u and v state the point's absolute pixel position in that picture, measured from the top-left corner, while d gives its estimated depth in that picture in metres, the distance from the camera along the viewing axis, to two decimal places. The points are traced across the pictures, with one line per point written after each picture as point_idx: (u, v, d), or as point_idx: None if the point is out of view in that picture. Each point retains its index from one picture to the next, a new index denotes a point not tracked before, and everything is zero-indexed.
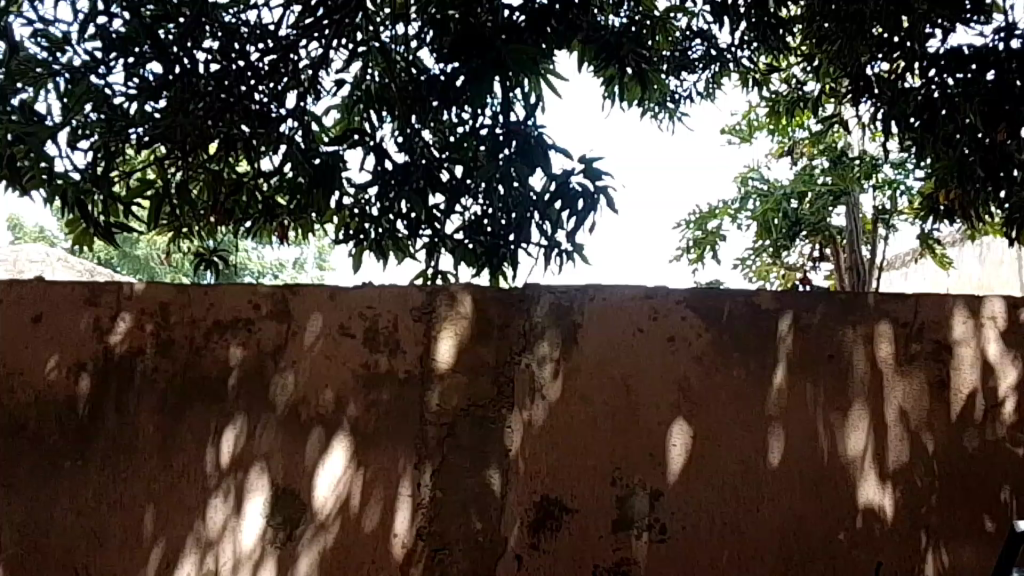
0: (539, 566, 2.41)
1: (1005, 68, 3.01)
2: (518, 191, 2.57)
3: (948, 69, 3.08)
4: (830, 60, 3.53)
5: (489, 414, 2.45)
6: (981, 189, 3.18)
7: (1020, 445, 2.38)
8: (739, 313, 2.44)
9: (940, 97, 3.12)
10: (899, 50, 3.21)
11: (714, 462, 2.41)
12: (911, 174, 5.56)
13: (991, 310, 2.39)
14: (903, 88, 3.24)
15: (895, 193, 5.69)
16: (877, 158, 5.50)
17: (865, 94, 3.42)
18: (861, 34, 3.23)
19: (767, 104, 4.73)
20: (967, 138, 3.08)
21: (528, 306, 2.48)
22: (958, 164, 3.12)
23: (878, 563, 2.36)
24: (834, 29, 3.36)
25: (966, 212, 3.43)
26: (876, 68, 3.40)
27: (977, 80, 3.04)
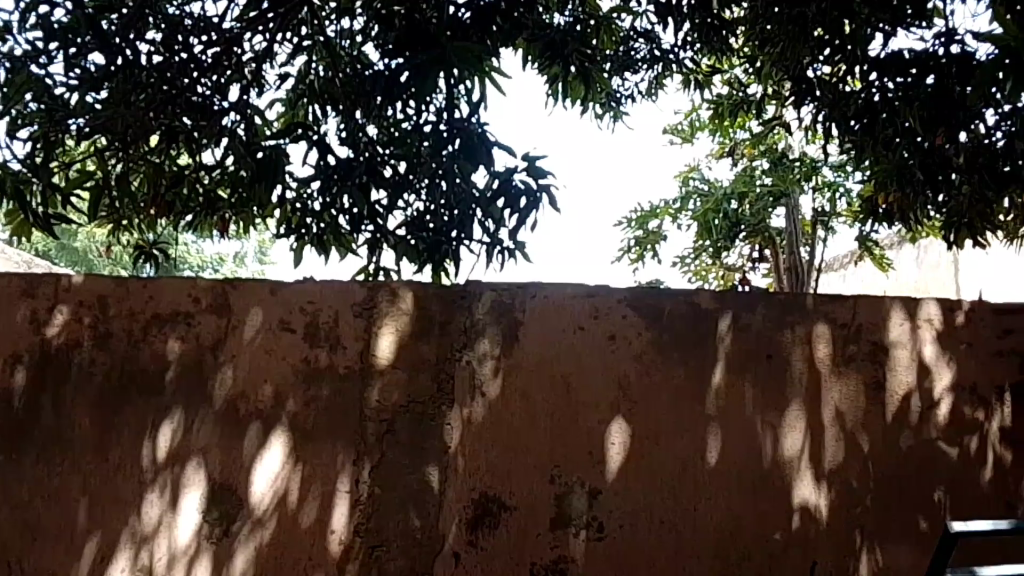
0: (476, 565, 2.33)
1: (944, 73, 3.13)
2: (460, 188, 2.69)
3: (888, 73, 3.22)
4: (772, 62, 3.53)
5: (428, 411, 2.35)
6: (915, 191, 3.43)
7: (954, 445, 2.36)
8: (680, 313, 2.38)
9: (880, 101, 3.27)
10: (841, 53, 3.27)
11: (652, 462, 2.34)
12: (851, 177, 5.68)
13: (927, 313, 2.38)
14: (844, 92, 3.40)
15: (834, 196, 5.82)
16: (817, 160, 5.66)
17: (808, 96, 3.54)
18: (802, 35, 3.27)
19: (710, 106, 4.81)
20: (906, 142, 3.29)
21: (470, 303, 2.39)
22: (898, 168, 3.35)
23: (813, 563, 2.32)
24: (777, 31, 3.36)
25: (903, 215, 3.63)
26: (815, 72, 3.51)
27: (917, 85, 3.18)
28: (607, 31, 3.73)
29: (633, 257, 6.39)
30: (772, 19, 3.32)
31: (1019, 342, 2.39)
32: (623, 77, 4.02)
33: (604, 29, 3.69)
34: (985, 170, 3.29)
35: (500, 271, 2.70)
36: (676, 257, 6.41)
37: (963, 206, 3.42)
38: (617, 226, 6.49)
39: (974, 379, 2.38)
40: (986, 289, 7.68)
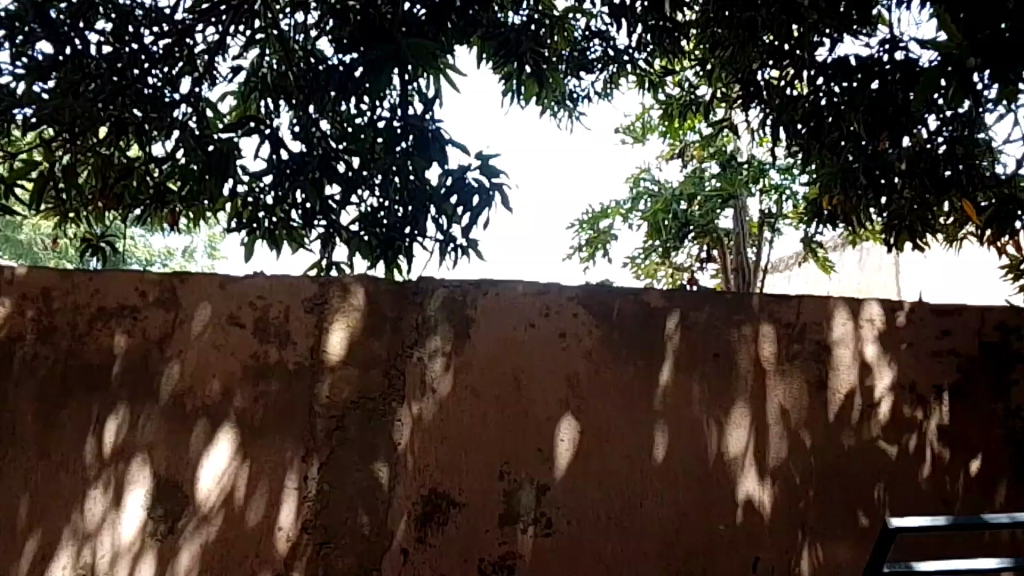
0: (423, 564, 2.20)
1: (888, 79, 3.24)
2: (414, 185, 2.78)
3: (834, 77, 3.34)
4: (721, 65, 3.64)
5: (379, 407, 2.23)
6: (863, 194, 3.48)
7: (894, 444, 2.32)
8: (629, 313, 2.32)
9: (826, 105, 3.39)
10: (788, 59, 3.47)
11: (600, 459, 2.26)
12: (796, 180, 5.66)
13: (869, 312, 2.35)
14: (791, 95, 3.56)
15: (782, 198, 5.80)
16: (764, 163, 5.74)
17: (755, 98, 3.72)
18: (752, 40, 3.39)
19: (662, 107, 4.90)
20: (851, 145, 3.41)
21: (422, 299, 2.28)
22: (843, 171, 3.45)
23: (755, 558, 2.27)
24: (725, 35, 3.48)
25: (847, 217, 3.68)
26: (764, 75, 3.67)
27: (862, 88, 3.27)
28: (562, 31, 3.76)
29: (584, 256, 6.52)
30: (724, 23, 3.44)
31: (956, 344, 2.35)
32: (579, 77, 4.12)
33: (558, 27, 3.68)
34: (927, 175, 3.41)
35: (453, 268, 2.83)
36: (625, 257, 6.46)
37: (903, 210, 3.50)
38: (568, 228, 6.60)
39: (913, 378, 2.35)
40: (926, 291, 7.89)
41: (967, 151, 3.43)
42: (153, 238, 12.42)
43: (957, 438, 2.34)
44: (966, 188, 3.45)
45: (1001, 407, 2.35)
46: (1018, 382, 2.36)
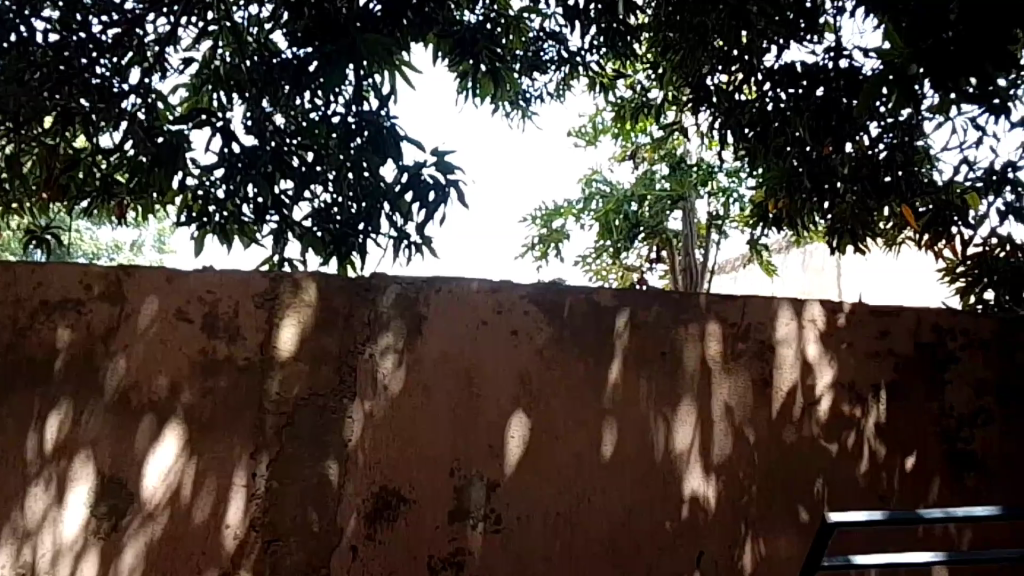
0: (373, 561, 2.16)
1: (832, 86, 3.43)
2: (369, 181, 2.82)
3: (782, 83, 3.51)
4: (673, 69, 3.82)
5: (329, 403, 2.17)
6: (807, 197, 3.61)
7: (833, 441, 2.38)
8: (580, 310, 2.33)
9: (773, 111, 3.57)
10: (737, 63, 3.60)
11: (548, 456, 2.27)
12: (742, 183, 5.87)
13: (811, 312, 2.41)
14: (739, 100, 3.69)
15: (729, 201, 5.99)
16: (712, 166, 5.86)
17: (704, 103, 3.81)
18: (702, 44, 3.57)
19: (614, 108, 5.00)
20: (796, 151, 3.56)
21: (375, 296, 2.24)
22: (789, 174, 3.57)
23: (700, 553, 2.30)
24: (678, 39, 3.67)
25: (793, 220, 3.76)
26: (714, 80, 3.78)
27: (808, 95, 3.48)
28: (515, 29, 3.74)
29: (538, 255, 6.61)
30: (676, 27, 3.62)
31: (893, 345, 2.43)
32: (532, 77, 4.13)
33: (513, 27, 3.73)
34: (868, 181, 3.57)
35: (407, 265, 2.87)
36: (578, 257, 6.54)
37: (845, 214, 3.68)
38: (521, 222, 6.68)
39: (852, 377, 2.41)
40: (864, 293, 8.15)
41: (907, 157, 3.56)
42: (99, 230, 12.15)
43: (894, 435, 2.41)
44: (905, 194, 3.61)
45: (935, 405, 2.43)
46: (952, 381, 2.44)
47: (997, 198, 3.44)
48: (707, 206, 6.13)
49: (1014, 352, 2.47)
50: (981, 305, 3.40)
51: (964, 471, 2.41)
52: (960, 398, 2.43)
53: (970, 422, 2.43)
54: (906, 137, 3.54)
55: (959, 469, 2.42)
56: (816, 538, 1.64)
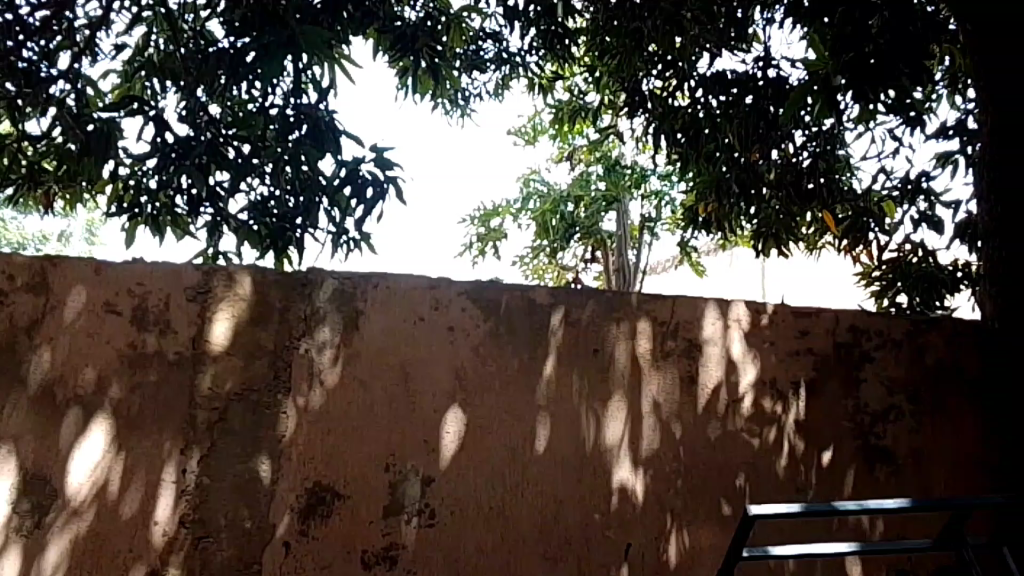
0: (306, 556, 2.12)
1: (760, 94, 3.65)
2: (307, 175, 2.80)
3: (714, 91, 3.71)
4: (610, 72, 3.95)
5: (263, 398, 2.12)
6: (733, 202, 3.86)
7: (756, 436, 2.45)
8: (516, 307, 2.34)
9: (704, 118, 3.78)
10: (671, 69, 3.78)
11: (483, 450, 2.27)
12: (674, 187, 6.16)
13: (736, 312, 2.48)
14: (673, 105, 3.86)
15: (661, 204, 6.25)
16: (645, 171, 6.12)
17: (640, 107, 3.98)
18: (636, 50, 3.64)
19: (551, 110, 5.13)
20: (725, 157, 3.78)
21: (310, 291, 2.20)
22: (717, 179, 3.81)
23: (627, 545, 2.34)
24: (614, 44, 3.73)
25: (721, 223, 4.00)
26: (649, 85, 3.94)
27: (737, 102, 3.68)
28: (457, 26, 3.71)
29: (475, 253, 6.67)
30: (614, 33, 3.68)
31: (812, 344, 2.52)
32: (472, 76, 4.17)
33: (456, 28, 3.69)
34: (792, 187, 3.81)
35: (344, 260, 2.88)
36: (515, 257, 6.65)
37: (771, 218, 3.92)
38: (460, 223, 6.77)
39: (774, 374, 2.49)
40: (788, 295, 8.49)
41: (829, 165, 3.81)
42: (25, 220, 11.70)
43: (812, 431, 2.49)
44: (828, 200, 3.84)
45: (851, 403, 2.52)
46: (867, 380, 2.54)
47: (912, 208, 3.89)
48: (640, 208, 6.35)
49: (923, 352, 2.58)
50: (894, 308, 3.87)
51: (877, 466, 2.51)
52: (874, 396, 2.53)
53: (882, 419, 2.53)
54: (827, 146, 3.79)
55: (872, 462, 2.51)
56: (738, 530, 1.71)
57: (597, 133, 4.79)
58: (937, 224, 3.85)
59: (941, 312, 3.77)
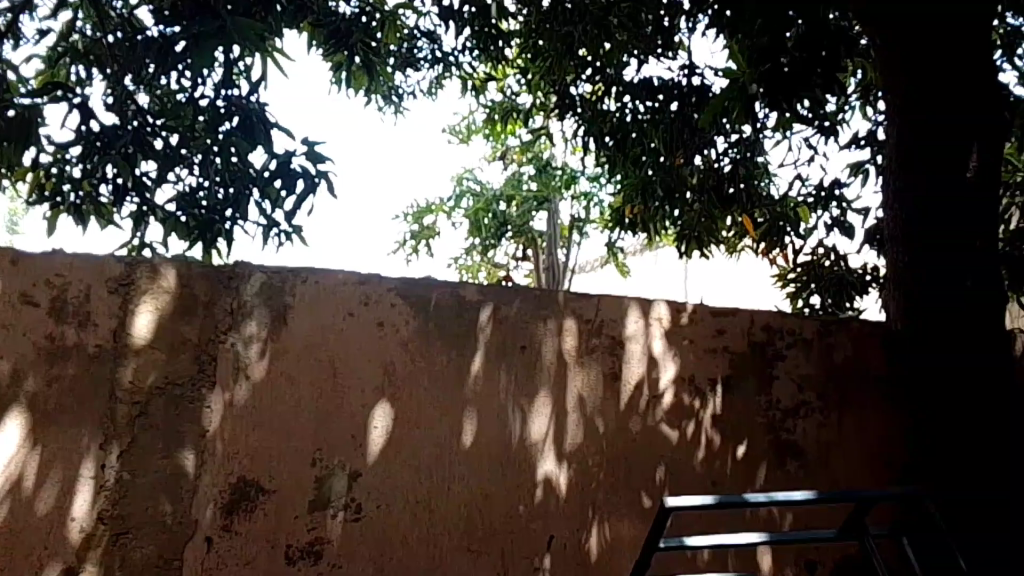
0: (229, 552, 2.07)
1: (685, 101, 3.91)
2: (237, 167, 2.78)
3: (641, 96, 3.90)
4: (542, 75, 4.04)
5: (186, 394, 2.07)
6: (658, 204, 4.01)
7: (675, 430, 2.53)
8: (445, 303, 2.35)
9: (631, 122, 3.96)
10: (599, 74, 3.93)
11: (411, 444, 2.27)
12: (603, 188, 6.39)
13: (657, 311, 2.56)
14: (603, 108, 4.00)
15: (590, 205, 6.50)
16: (575, 171, 6.27)
17: (569, 110, 4.11)
18: (567, 54, 3.79)
19: (485, 111, 5.23)
20: (651, 161, 3.95)
21: (238, 285, 2.15)
22: (644, 183, 3.95)
23: (550, 537, 2.39)
24: (546, 47, 3.87)
25: (646, 225, 4.14)
26: (578, 90, 4.09)
27: (663, 108, 3.91)
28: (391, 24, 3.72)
29: (410, 250, 6.66)
30: (544, 35, 3.80)
31: (729, 342, 2.61)
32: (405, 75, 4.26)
33: (390, 23, 3.72)
34: (713, 192, 4.02)
35: (276, 253, 2.87)
36: (451, 257, 6.66)
37: (693, 219, 4.03)
38: (395, 220, 6.78)
39: (692, 372, 2.58)
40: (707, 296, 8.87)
41: (749, 171, 4.02)
42: None
43: (728, 426, 2.58)
44: (747, 205, 4.07)
45: (764, 399, 2.63)
46: (779, 377, 2.65)
47: (825, 213, 4.12)
48: (569, 208, 6.53)
49: (832, 351, 2.70)
50: (808, 307, 4.14)
51: (788, 459, 2.62)
52: (786, 393, 2.64)
53: (793, 415, 2.64)
54: (747, 153, 4.02)
55: (783, 456, 2.62)
56: (655, 520, 1.75)
57: (529, 133, 4.89)
58: (848, 230, 4.07)
59: (851, 313, 4.04)
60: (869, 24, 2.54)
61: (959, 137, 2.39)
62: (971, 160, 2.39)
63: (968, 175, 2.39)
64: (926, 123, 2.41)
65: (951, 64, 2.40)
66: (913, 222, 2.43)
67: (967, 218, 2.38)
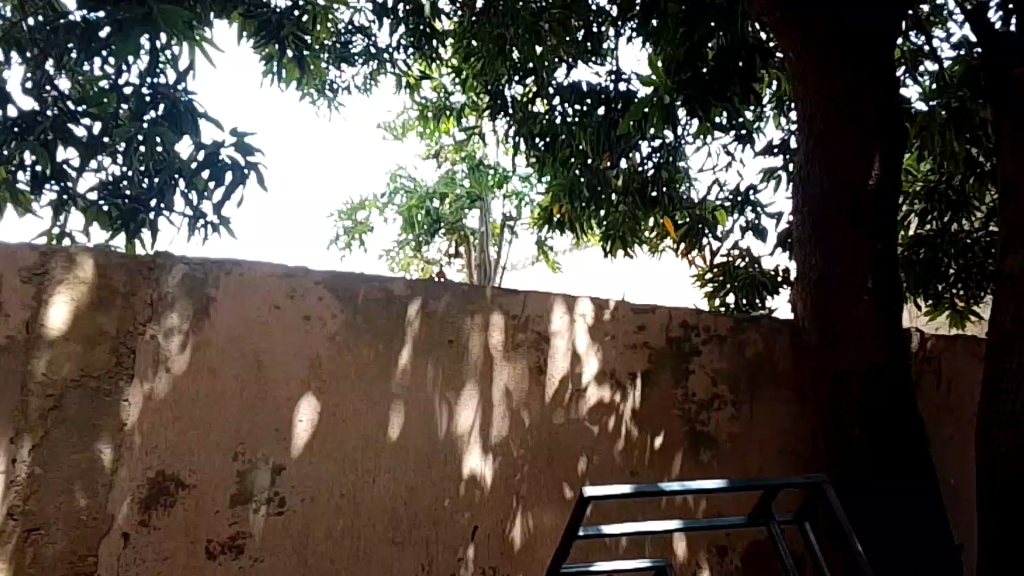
0: (147, 547, 2.03)
1: (612, 107, 4.05)
2: (162, 156, 2.68)
3: (569, 99, 4.05)
4: (474, 75, 4.14)
5: (103, 385, 2.01)
6: (585, 205, 4.22)
7: (596, 422, 2.61)
8: (373, 298, 2.35)
9: (559, 125, 4.11)
10: (532, 76, 4.04)
11: (337, 437, 2.27)
12: (535, 188, 6.41)
13: (582, 308, 2.63)
14: (533, 111, 4.12)
15: (522, 204, 6.51)
16: (507, 171, 6.39)
17: (501, 112, 4.23)
18: (501, 54, 3.89)
19: (417, 108, 5.28)
20: (579, 162, 4.13)
21: (159, 275, 2.09)
22: (571, 184, 4.14)
23: (474, 528, 2.43)
24: (479, 47, 3.95)
25: (574, 225, 4.33)
26: (511, 92, 4.19)
27: (591, 112, 4.06)
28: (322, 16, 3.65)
29: (343, 246, 6.67)
30: (478, 35, 3.87)
31: (649, 338, 2.71)
32: (340, 69, 4.27)
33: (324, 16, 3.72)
34: (638, 195, 4.19)
35: (202, 244, 2.82)
36: (384, 249, 6.61)
37: (619, 222, 4.24)
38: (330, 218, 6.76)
39: (613, 366, 2.66)
40: (629, 292, 9.22)
41: (670, 176, 4.22)
42: None
43: (647, 420, 2.68)
44: (668, 207, 4.28)
45: (680, 392, 2.73)
46: (695, 371, 2.76)
47: (741, 217, 4.30)
48: (501, 207, 6.60)
49: (745, 347, 2.83)
50: (724, 306, 4.26)
51: (703, 450, 2.73)
52: (701, 386, 2.76)
53: (707, 407, 2.76)
54: (669, 158, 4.20)
55: (698, 449, 2.73)
56: (573, 510, 1.74)
57: (462, 131, 4.99)
58: (761, 232, 4.29)
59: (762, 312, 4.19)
60: (785, 35, 2.68)
61: (862, 147, 2.55)
62: (873, 167, 2.55)
63: (870, 182, 2.55)
64: (832, 132, 2.56)
65: (852, 79, 2.57)
66: (819, 225, 2.57)
67: (870, 222, 2.54)
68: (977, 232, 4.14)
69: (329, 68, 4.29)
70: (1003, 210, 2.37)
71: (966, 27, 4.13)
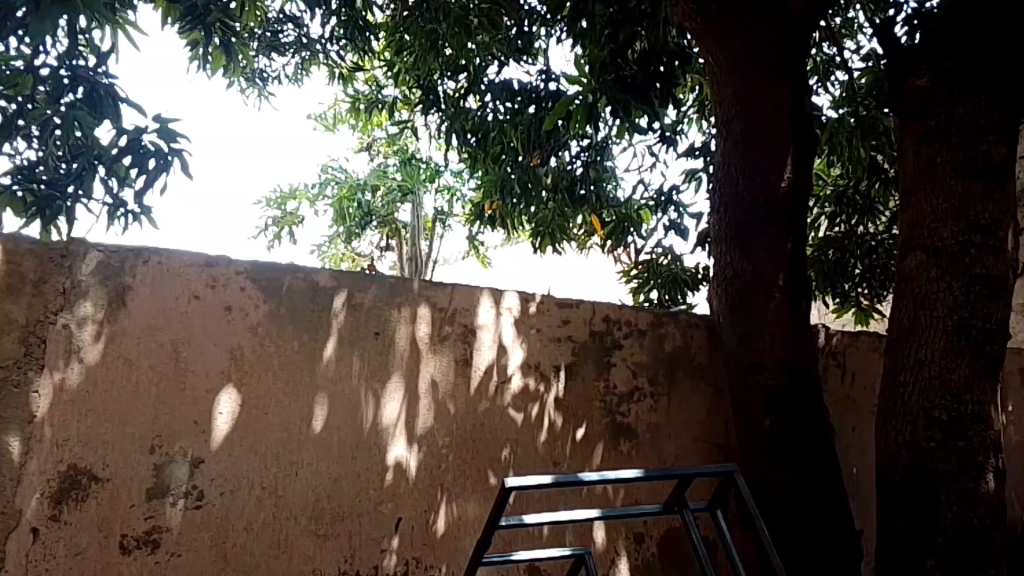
0: (57, 544, 1.97)
1: (541, 105, 4.12)
2: (81, 141, 2.62)
3: (501, 96, 4.11)
4: (406, 69, 4.21)
5: (11, 376, 1.94)
6: (515, 201, 4.29)
7: (521, 414, 2.66)
8: (298, 290, 2.34)
9: (491, 122, 4.18)
10: (464, 73, 4.12)
11: (258, 429, 2.25)
12: (466, 183, 6.55)
13: (507, 301, 2.67)
14: (465, 106, 4.19)
15: (453, 198, 6.66)
16: (439, 165, 6.51)
17: (434, 106, 4.28)
18: (432, 50, 3.90)
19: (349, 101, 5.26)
20: (510, 159, 4.21)
21: (72, 263, 2.04)
22: (502, 179, 4.23)
23: (398, 519, 2.43)
24: (412, 41, 3.96)
25: (504, 221, 4.42)
26: (442, 88, 4.26)
27: (521, 111, 4.14)
28: (251, 5, 3.60)
29: (271, 236, 6.59)
30: (410, 29, 3.88)
31: (573, 332, 2.77)
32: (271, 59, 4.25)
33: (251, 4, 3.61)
34: (567, 193, 4.31)
35: (122, 234, 2.75)
36: (313, 244, 6.61)
37: (546, 220, 4.38)
38: (257, 205, 6.64)
39: (538, 358, 2.71)
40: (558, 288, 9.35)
41: (596, 175, 4.34)
42: None
43: (570, 412, 2.73)
44: (596, 206, 4.39)
45: (603, 385, 2.80)
46: (617, 364, 2.83)
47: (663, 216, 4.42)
48: (433, 201, 6.68)
49: (664, 341, 2.93)
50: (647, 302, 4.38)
51: (623, 440, 2.81)
52: (622, 379, 2.83)
53: (628, 399, 2.84)
54: (596, 158, 4.32)
55: (620, 441, 2.80)
56: (495, 499, 1.73)
57: (396, 124, 4.99)
58: (682, 231, 4.41)
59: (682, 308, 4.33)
60: (705, 40, 2.78)
61: (775, 149, 2.66)
62: (786, 168, 2.67)
63: (783, 183, 2.67)
64: (745, 134, 2.67)
65: (767, 84, 2.68)
66: (734, 226, 2.68)
67: (783, 223, 2.65)
68: (881, 233, 4.36)
69: (259, 58, 4.25)
70: (904, 213, 2.50)
71: (874, 40, 4.35)
